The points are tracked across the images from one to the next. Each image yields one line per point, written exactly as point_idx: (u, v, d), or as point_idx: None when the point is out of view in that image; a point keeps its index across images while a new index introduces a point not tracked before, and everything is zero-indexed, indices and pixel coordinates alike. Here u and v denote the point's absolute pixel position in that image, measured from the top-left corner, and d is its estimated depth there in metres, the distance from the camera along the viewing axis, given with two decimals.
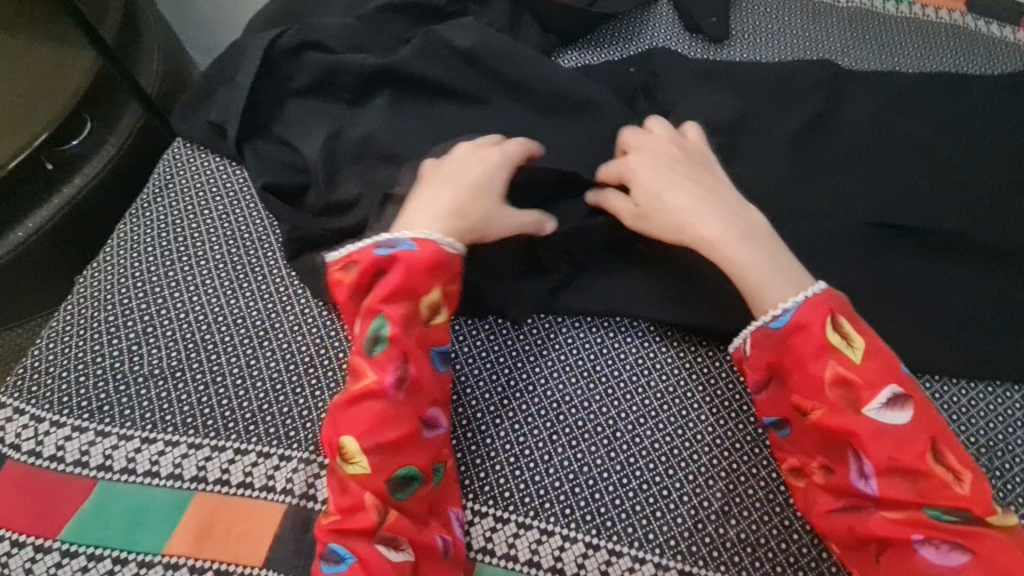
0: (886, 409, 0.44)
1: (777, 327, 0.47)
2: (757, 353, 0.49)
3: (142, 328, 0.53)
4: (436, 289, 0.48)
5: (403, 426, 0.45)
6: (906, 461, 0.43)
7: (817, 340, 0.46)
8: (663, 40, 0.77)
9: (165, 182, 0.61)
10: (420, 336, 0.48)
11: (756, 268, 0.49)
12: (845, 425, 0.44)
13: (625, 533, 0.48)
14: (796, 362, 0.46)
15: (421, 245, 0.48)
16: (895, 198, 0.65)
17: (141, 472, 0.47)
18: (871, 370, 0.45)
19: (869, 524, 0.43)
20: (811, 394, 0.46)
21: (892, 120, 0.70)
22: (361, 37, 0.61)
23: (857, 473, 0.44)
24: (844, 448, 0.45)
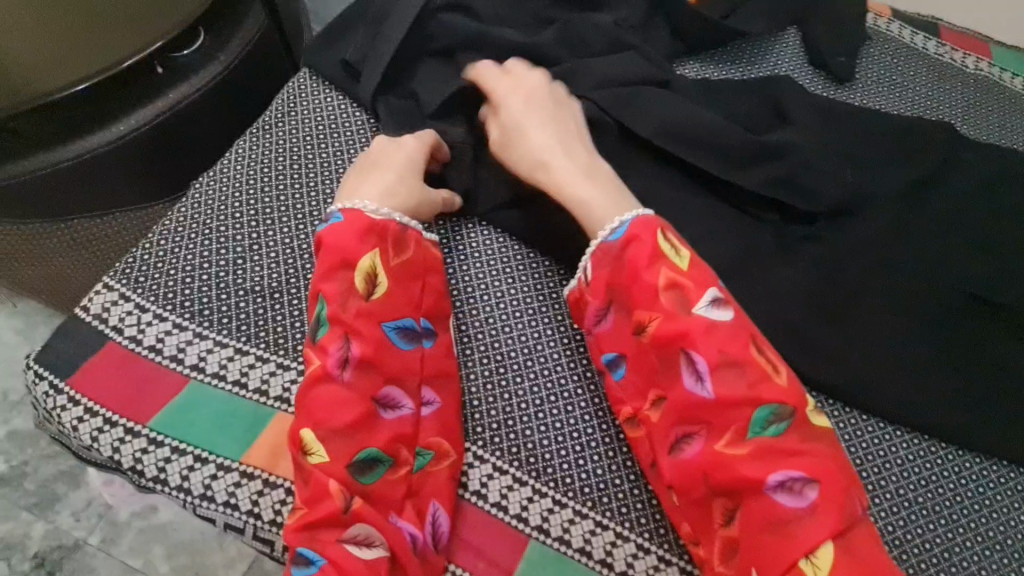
0: (715, 308, 0.47)
1: (615, 239, 0.50)
2: (597, 274, 0.51)
3: (248, 244, 0.54)
4: (370, 255, 0.49)
5: (359, 408, 0.46)
6: (735, 358, 0.45)
7: (649, 249, 0.48)
8: (786, 69, 0.77)
9: (289, 109, 0.62)
10: (361, 310, 0.48)
11: (586, 191, 0.52)
12: (678, 330, 0.46)
13: (676, 543, 0.50)
14: (631, 276, 0.48)
15: (348, 216, 0.50)
16: (997, 274, 0.63)
17: (230, 380, 0.48)
18: (695, 276, 0.47)
19: (711, 453, 0.44)
20: (647, 307, 0.47)
21: (1007, 196, 0.68)
22: (505, 8, 0.61)
23: (695, 381, 0.45)
24: (678, 357, 0.46)
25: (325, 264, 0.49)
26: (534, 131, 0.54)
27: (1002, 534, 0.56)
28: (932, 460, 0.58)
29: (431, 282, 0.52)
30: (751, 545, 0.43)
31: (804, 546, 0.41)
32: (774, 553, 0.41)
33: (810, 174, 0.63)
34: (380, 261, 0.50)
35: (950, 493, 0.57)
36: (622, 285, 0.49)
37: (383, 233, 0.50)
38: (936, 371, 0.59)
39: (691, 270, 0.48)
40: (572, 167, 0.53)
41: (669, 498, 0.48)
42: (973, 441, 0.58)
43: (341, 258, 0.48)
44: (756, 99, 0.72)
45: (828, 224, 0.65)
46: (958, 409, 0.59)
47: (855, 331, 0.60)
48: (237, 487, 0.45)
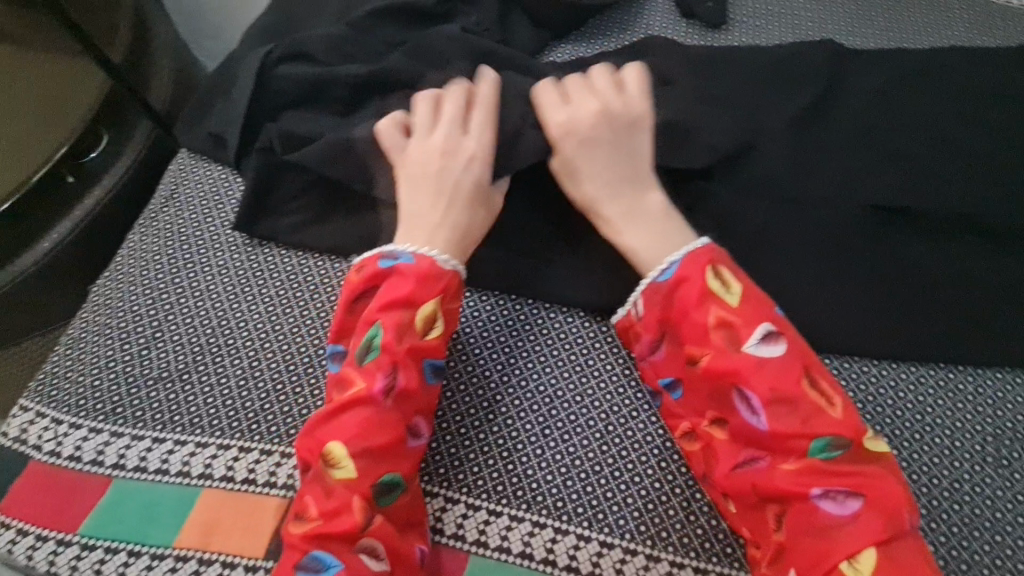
0: (763, 344, 0.46)
1: (665, 279, 0.50)
2: (648, 311, 0.51)
3: (151, 333, 0.55)
4: (434, 300, 0.49)
5: (391, 434, 0.46)
6: (786, 393, 0.45)
7: (698, 289, 0.48)
8: (659, 28, 0.77)
9: (171, 192, 0.63)
10: (411, 346, 0.48)
11: (636, 228, 0.53)
12: (728, 367, 0.45)
13: (616, 525, 0.50)
14: (682, 312, 0.48)
15: (418, 259, 0.50)
16: (899, 179, 0.63)
17: (152, 470, 0.49)
18: (749, 311, 0.47)
19: (769, 476, 0.44)
20: (697, 341, 0.47)
21: (899, 99, 0.67)
22: (350, 44, 0.62)
23: (749, 411, 0.45)
24: (730, 391, 0.46)
25: (397, 294, 0.49)
26: (596, 165, 0.54)
27: (950, 439, 0.55)
28: (867, 381, 0.58)
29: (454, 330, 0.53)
30: (797, 552, 0.43)
31: (844, 551, 0.41)
32: (818, 562, 0.42)
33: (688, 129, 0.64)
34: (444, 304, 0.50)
35: (890, 410, 0.57)
36: (675, 321, 0.49)
37: (449, 283, 0.50)
38: (848, 293, 0.59)
39: (743, 308, 0.47)
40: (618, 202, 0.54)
41: (723, 505, 0.48)
42: (904, 353, 0.58)
43: (411, 293, 0.49)
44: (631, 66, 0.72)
45: (722, 172, 0.65)
46: (881, 326, 0.59)
47: (761, 274, 0.61)
48: (173, 572, 0.46)
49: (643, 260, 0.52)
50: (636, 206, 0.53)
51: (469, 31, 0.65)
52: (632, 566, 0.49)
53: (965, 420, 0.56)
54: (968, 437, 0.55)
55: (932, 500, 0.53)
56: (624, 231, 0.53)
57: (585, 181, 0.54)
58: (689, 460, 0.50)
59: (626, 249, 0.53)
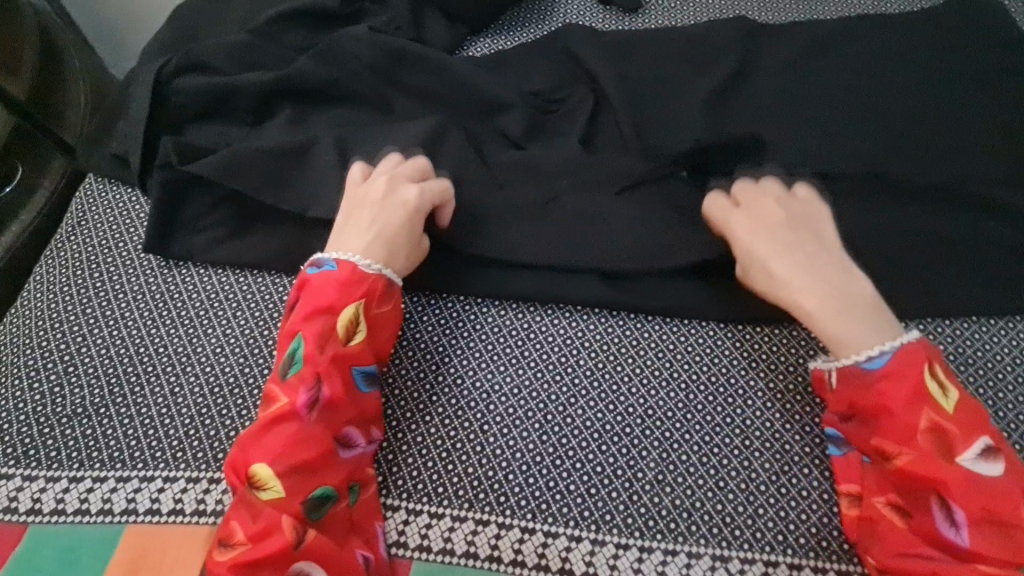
0: (982, 460, 0.42)
1: (875, 366, 0.46)
2: (843, 389, 0.47)
3: (62, 368, 0.52)
4: (353, 307, 0.49)
5: (317, 449, 0.45)
6: (1002, 515, 0.41)
7: (911, 386, 0.44)
8: (576, 15, 0.77)
9: (78, 218, 0.60)
10: (335, 355, 0.48)
11: (840, 298, 0.48)
12: (935, 474, 0.42)
13: (560, 514, 0.49)
14: (881, 404, 0.44)
15: (341, 266, 0.50)
16: (810, 150, 0.65)
17: (70, 511, 0.47)
18: (967, 420, 0.43)
19: (954, 570, 0.41)
20: (898, 441, 0.44)
21: (806, 75, 0.70)
22: (252, 50, 0.60)
23: (943, 521, 0.41)
24: (928, 496, 0.42)
25: (314, 302, 0.49)
26: (787, 258, 0.50)
27: None
28: None
29: (389, 332, 0.51)
30: None
31: None
32: None
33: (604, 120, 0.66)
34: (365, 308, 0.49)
35: None
36: (869, 410, 0.45)
37: (370, 287, 0.50)
38: None
39: (959, 415, 0.43)
40: (828, 278, 0.49)
41: None
42: None
43: (328, 301, 0.48)
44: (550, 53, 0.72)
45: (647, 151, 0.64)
46: None
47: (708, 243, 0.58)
48: None
49: (838, 341, 0.47)
50: (836, 277, 0.49)
51: (377, 29, 0.64)
52: (578, 553, 0.48)
53: None
54: None
55: None
56: (825, 318, 0.48)
57: (781, 273, 0.50)
58: (845, 531, 0.47)
59: (826, 339, 0.48)
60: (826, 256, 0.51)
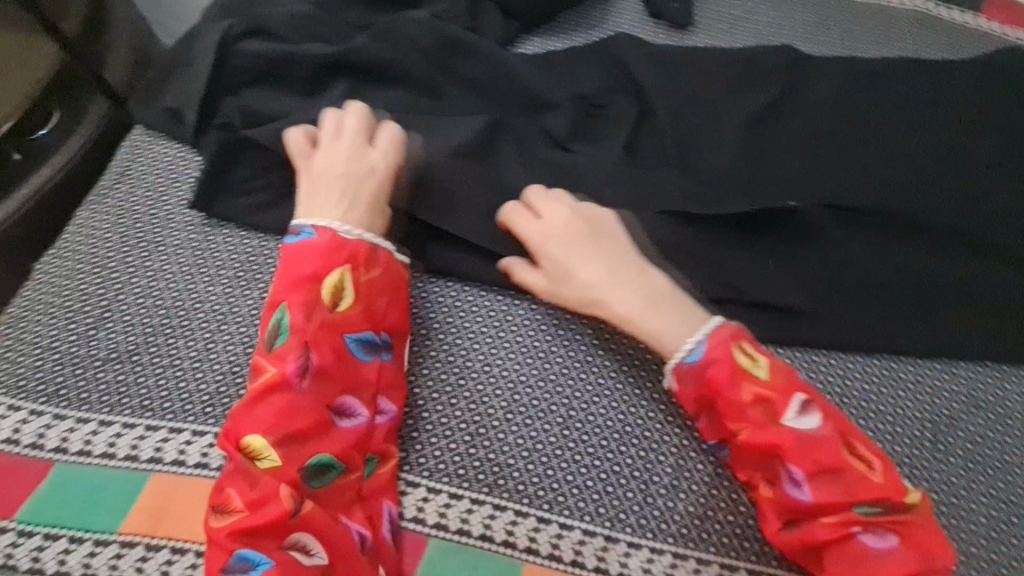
0: (800, 417, 0.47)
1: (694, 360, 0.49)
2: (683, 388, 0.50)
3: (99, 313, 0.53)
4: (338, 273, 0.49)
5: (311, 416, 0.47)
6: (832, 464, 0.45)
7: (729, 368, 0.48)
8: (627, 25, 0.78)
9: (126, 167, 0.60)
10: (322, 322, 0.49)
11: (660, 316, 0.51)
12: (770, 440, 0.46)
13: (576, 507, 0.51)
14: (715, 392, 0.48)
15: (320, 233, 0.51)
16: (846, 179, 0.66)
17: (97, 453, 0.47)
18: (781, 383, 0.47)
19: (812, 529, 0.46)
20: (736, 420, 0.48)
21: (847, 108, 0.71)
22: (314, 22, 0.61)
23: (791, 483, 0.46)
24: (776, 463, 0.47)
25: (291, 275, 0.49)
26: (586, 271, 0.53)
27: (892, 426, 0.57)
28: (818, 369, 0.59)
29: (397, 300, 0.52)
30: None
31: None
32: None
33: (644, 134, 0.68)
34: (349, 276, 0.50)
35: (838, 397, 0.58)
36: (721, 395, 0.48)
37: (354, 252, 0.50)
38: (805, 283, 0.60)
39: (777, 382, 0.47)
40: (633, 294, 0.52)
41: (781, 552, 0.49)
42: (853, 342, 0.59)
43: (310, 271, 0.49)
44: (600, 60, 0.73)
45: (685, 165, 0.66)
46: (837, 314, 0.60)
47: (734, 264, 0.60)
48: (117, 560, 0.44)
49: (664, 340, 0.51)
50: (657, 295, 0.52)
51: (437, 16, 0.65)
52: (591, 546, 0.50)
53: (906, 408, 0.58)
54: (908, 424, 0.58)
55: None
56: (655, 317, 0.51)
57: (594, 287, 0.53)
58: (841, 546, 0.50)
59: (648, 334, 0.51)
60: (629, 259, 0.54)
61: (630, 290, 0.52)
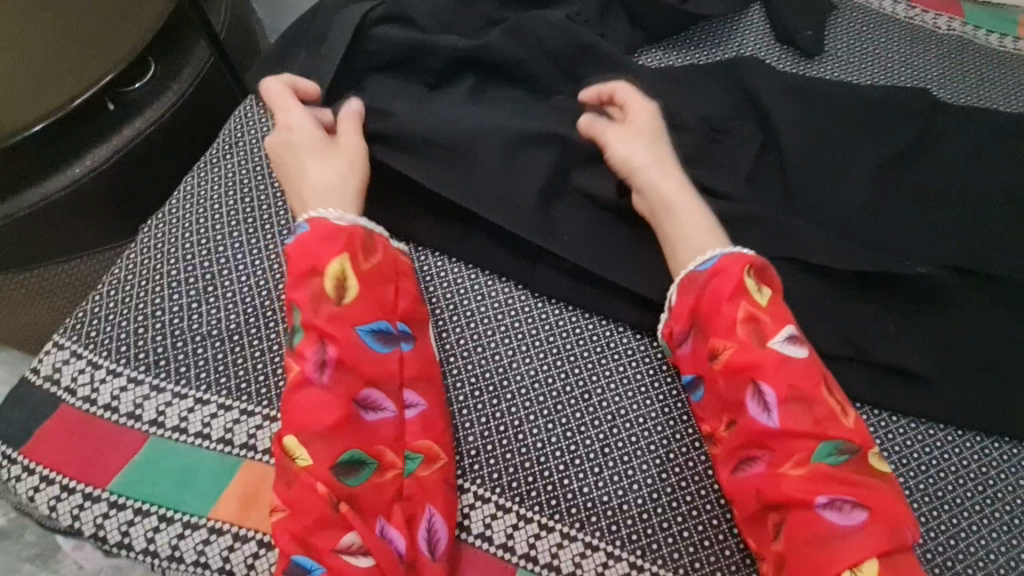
0: (788, 344, 0.45)
1: (704, 269, 0.48)
2: (682, 300, 0.49)
3: (202, 286, 0.52)
4: (336, 258, 0.46)
5: (336, 412, 0.44)
6: (803, 392, 0.43)
7: (733, 282, 0.46)
8: (752, 48, 0.74)
9: (239, 140, 0.59)
10: (332, 316, 0.45)
11: (679, 217, 0.51)
12: (752, 361, 0.44)
13: (671, 558, 0.47)
14: (713, 305, 0.46)
15: (312, 226, 0.48)
16: (982, 242, 0.62)
17: (192, 432, 0.46)
18: (775, 309, 0.46)
19: (773, 481, 0.43)
20: (722, 336, 0.46)
21: (993, 162, 0.66)
22: (447, 13, 0.59)
23: (761, 410, 0.44)
24: (746, 387, 0.44)
25: (295, 270, 0.47)
26: (642, 153, 0.53)
27: (1009, 515, 0.53)
28: (931, 444, 0.56)
29: (405, 286, 0.50)
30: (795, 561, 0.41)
31: (848, 560, 0.40)
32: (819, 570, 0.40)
33: (761, 166, 0.65)
34: (350, 264, 0.47)
35: (952, 477, 0.55)
36: (705, 312, 0.47)
37: (349, 238, 0.48)
38: (923, 352, 0.57)
39: (770, 307, 0.46)
40: (675, 192, 0.52)
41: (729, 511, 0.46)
42: (971, 419, 0.56)
43: (309, 264, 0.46)
44: (724, 83, 0.69)
45: (805, 208, 0.63)
46: (955, 387, 0.56)
47: (848, 319, 0.58)
48: (206, 545, 0.43)
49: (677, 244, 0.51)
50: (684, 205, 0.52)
51: (571, 19, 0.62)
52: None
53: None
54: None
55: (997, 571, 0.51)
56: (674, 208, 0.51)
57: (643, 170, 0.53)
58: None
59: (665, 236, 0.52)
60: (661, 145, 0.55)
61: (665, 182, 0.53)
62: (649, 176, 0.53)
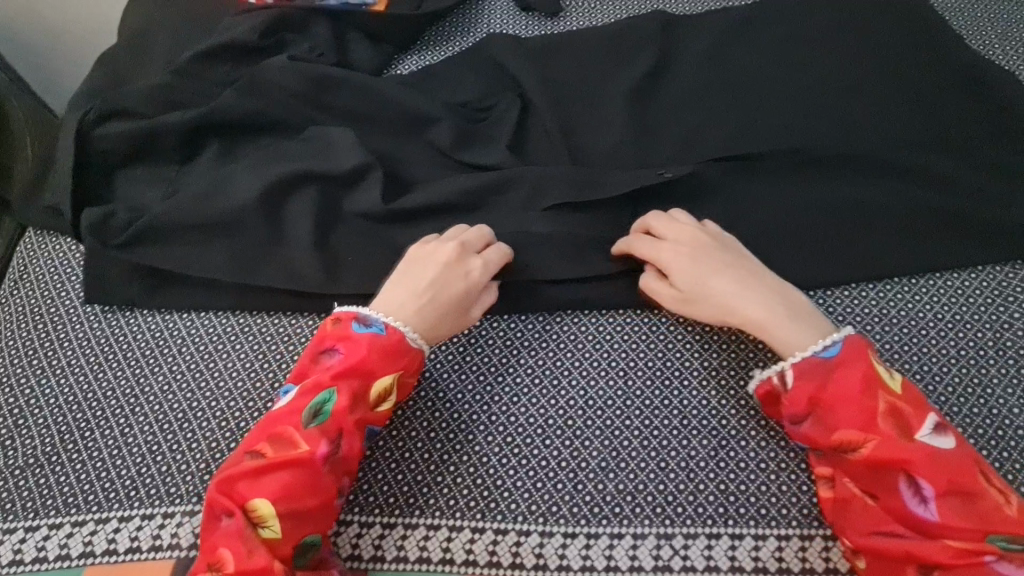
0: (935, 436, 0.45)
1: (828, 356, 0.48)
2: (799, 386, 0.48)
3: (12, 421, 0.53)
4: (390, 376, 0.50)
5: (318, 497, 0.46)
6: (964, 486, 0.43)
7: (857, 375, 0.47)
8: (499, 25, 0.79)
9: (22, 272, 0.61)
10: (361, 419, 0.49)
11: (774, 323, 0.51)
12: (901, 456, 0.44)
13: (509, 510, 0.51)
14: (838, 396, 0.47)
15: (388, 331, 0.51)
16: (732, 130, 0.67)
17: (29, 559, 0.48)
18: (911, 397, 0.47)
19: (925, 545, 0.43)
20: (856, 428, 0.46)
21: (725, 58, 0.72)
22: (177, 94, 0.63)
23: (914, 499, 0.44)
24: (896, 477, 0.45)
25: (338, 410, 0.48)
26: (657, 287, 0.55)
27: None
28: None
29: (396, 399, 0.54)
30: None
31: None
32: None
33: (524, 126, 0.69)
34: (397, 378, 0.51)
35: None
36: (828, 401, 0.47)
37: (408, 362, 0.51)
38: None
39: (907, 394, 0.47)
40: (766, 305, 0.52)
41: (854, 561, 0.47)
42: None
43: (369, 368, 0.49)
44: (474, 64, 0.73)
45: (573, 154, 0.67)
46: None
47: None
48: None
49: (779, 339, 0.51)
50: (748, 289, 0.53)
51: (299, 58, 0.66)
52: (551, 547, 0.50)
53: None
54: None
55: None
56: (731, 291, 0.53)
57: (730, 298, 0.53)
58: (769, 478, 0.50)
59: (773, 338, 0.51)
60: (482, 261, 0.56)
61: (727, 265, 0.54)
62: (743, 307, 0.52)
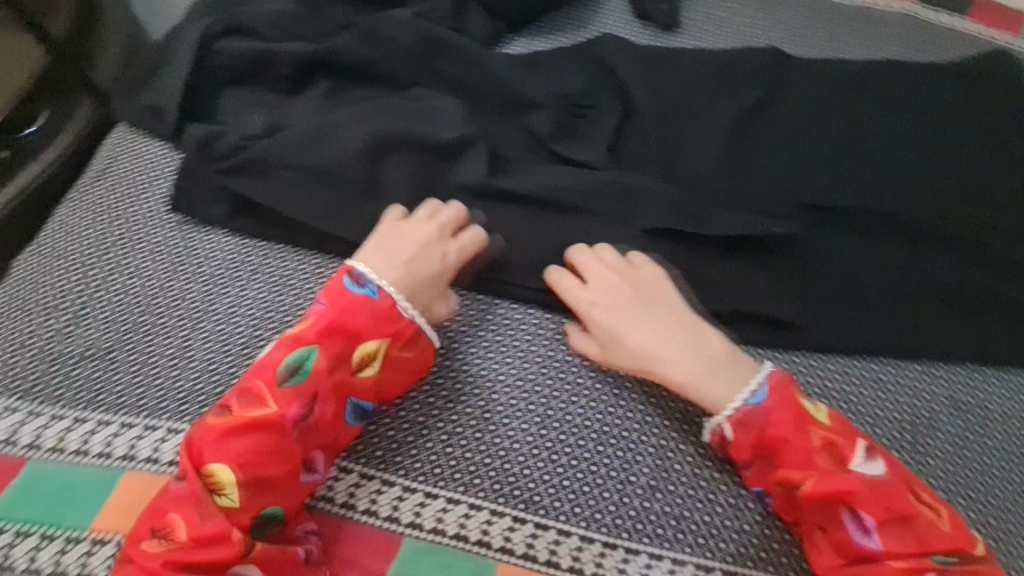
0: (866, 466, 0.48)
1: (757, 402, 0.50)
2: (739, 434, 0.50)
3: (76, 309, 0.53)
4: (377, 342, 0.50)
5: (280, 463, 0.46)
6: (927, 543, 0.45)
7: (792, 418, 0.49)
8: (613, 26, 0.78)
9: (108, 165, 0.60)
10: (341, 381, 0.49)
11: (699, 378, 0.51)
12: (844, 491, 0.46)
13: (551, 507, 0.51)
14: (780, 441, 0.48)
15: (383, 295, 0.51)
16: (831, 179, 0.66)
17: (71, 449, 0.48)
18: (843, 430, 0.49)
19: None
20: (799, 467, 0.48)
21: (835, 107, 0.71)
22: (297, 24, 0.62)
23: (861, 534, 0.46)
24: (845, 514, 0.47)
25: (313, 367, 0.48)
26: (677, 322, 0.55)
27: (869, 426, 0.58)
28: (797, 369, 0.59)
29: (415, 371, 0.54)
30: None
31: None
32: None
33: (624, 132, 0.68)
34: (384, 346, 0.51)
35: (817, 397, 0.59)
36: (772, 444, 0.49)
37: (402, 332, 0.51)
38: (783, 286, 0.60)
39: (839, 428, 0.49)
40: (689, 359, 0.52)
41: None
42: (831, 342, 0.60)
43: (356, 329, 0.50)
44: (584, 59, 0.73)
45: (667, 169, 0.66)
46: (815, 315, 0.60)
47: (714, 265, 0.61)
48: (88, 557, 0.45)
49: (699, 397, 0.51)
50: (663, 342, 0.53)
51: (420, 16, 0.66)
52: (589, 554, 0.50)
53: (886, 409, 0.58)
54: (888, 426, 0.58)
55: None
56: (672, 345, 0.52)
57: (650, 351, 0.52)
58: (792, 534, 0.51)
59: (694, 393, 0.51)
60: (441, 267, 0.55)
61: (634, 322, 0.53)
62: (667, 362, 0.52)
